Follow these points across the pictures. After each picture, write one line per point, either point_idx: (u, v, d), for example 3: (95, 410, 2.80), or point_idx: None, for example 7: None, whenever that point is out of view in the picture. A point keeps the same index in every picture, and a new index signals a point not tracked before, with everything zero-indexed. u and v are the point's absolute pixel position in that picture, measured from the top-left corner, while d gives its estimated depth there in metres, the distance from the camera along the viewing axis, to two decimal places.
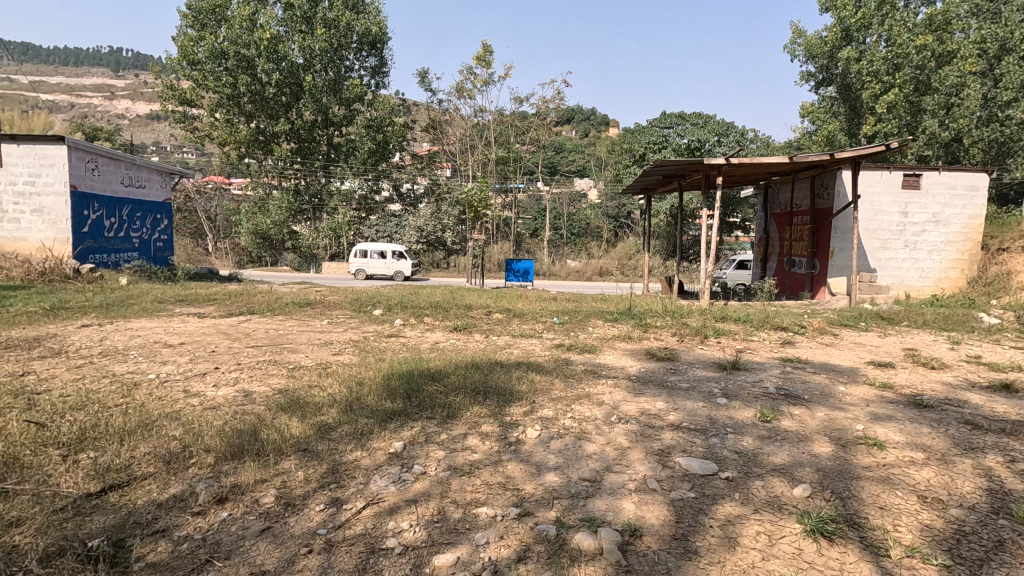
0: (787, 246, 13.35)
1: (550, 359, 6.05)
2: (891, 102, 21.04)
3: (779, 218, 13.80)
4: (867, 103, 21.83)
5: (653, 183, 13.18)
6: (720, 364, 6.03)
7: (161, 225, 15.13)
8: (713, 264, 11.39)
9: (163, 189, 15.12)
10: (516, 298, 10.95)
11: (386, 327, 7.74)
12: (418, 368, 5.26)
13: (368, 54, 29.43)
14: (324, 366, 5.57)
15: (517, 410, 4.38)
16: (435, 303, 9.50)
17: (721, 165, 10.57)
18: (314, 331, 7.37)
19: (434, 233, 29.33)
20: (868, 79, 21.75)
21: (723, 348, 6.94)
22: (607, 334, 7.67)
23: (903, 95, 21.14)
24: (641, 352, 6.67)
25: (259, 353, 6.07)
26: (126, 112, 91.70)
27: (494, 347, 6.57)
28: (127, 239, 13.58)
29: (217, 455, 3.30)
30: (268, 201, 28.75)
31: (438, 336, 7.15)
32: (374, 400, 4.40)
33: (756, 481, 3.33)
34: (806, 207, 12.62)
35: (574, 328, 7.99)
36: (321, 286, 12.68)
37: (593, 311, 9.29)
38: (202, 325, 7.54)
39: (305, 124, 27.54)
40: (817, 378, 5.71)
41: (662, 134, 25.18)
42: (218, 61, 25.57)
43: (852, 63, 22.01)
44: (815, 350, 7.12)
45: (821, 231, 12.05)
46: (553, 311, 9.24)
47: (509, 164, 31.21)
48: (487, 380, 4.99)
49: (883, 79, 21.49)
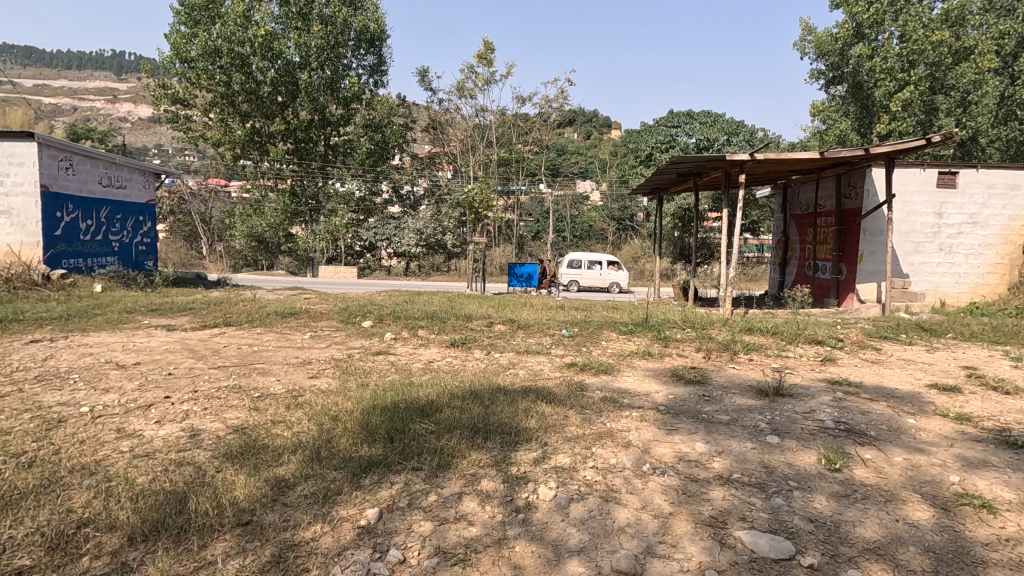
0: (810, 250, 12.48)
1: (561, 384, 5.19)
2: (906, 100, 20.17)
3: (800, 220, 12.93)
4: (881, 102, 20.94)
5: (666, 181, 12.27)
6: (760, 389, 5.16)
7: (144, 228, 14.28)
8: (737, 267, 10.50)
9: (146, 190, 14.29)
10: (521, 306, 10.10)
11: (375, 341, 6.88)
12: (406, 399, 4.38)
13: (366, 52, 28.69)
14: (296, 394, 4.70)
15: (526, 456, 3.53)
16: (431, 312, 8.64)
17: (745, 161, 9.60)
18: (292, 347, 6.50)
19: (434, 236, 28.32)
20: (880, 76, 20.89)
21: (758, 367, 6.10)
22: (623, 349, 6.83)
23: (918, 92, 20.27)
24: (665, 372, 5.82)
25: (222, 376, 5.20)
26: (127, 116, 91.30)
27: (497, 367, 5.73)
28: (106, 242, 12.74)
29: (124, 537, 2.45)
30: (264, 203, 27.90)
31: (433, 353, 6.31)
32: (349, 444, 3.55)
33: (850, 571, 2.46)
34: (831, 207, 11.73)
35: (585, 343, 7.12)
36: (312, 293, 11.82)
37: (606, 322, 8.45)
38: (168, 341, 6.66)
39: (302, 124, 26.82)
40: (876, 407, 4.83)
41: (669, 133, 24.40)
42: (212, 59, 24.92)
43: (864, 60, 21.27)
44: (862, 369, 6.25)
45: (849, 233, 11.17)
46: (562, 322, 8.40)
47: (512, 165, 30.47)
48: (488, 415, 4.10)
49: (898, 77, 20.69)
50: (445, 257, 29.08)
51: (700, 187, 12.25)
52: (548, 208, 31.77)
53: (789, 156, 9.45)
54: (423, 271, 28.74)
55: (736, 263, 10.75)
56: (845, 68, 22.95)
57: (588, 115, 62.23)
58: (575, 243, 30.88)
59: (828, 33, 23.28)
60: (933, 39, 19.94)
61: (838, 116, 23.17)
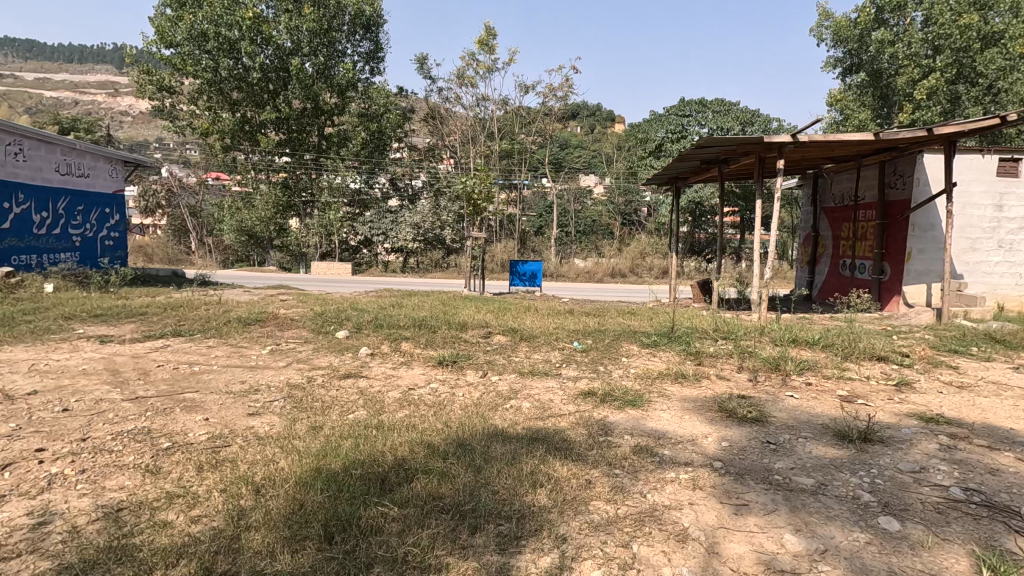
0: (846, 247, 11.20)
1: (579, 426, 3.94)
2: (932, 87, 18.73)
3: (834, 214, 11.70)
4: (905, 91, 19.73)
5: (687, 171, 10.98)
6: (840, 432, 3.91)
7: (112, 221, 12.96)
8: (773, 266, 9.21)
9: (113, 179, 12.95)
10: (524, 310, 8.80)
11: (347, 358, 5.65)
12: (364, 459, 3.14)
13: (362, 38, 27.42)
14: (222, 442, 3.46)
15: (532, 568, 2.30)
16: (419, 320, 7.37)
17: (783, 147, 8.29)
18: (240, 367, 5.27)
19: (432, 230, 26.56)
20: (904, 63, 19.75)
21: (823, 397, 4.85)
22: (650, 369, 5.58)
23: (945, 79, 18.79)
24: (707, 405, 4.56)
25: (133, 413, 3.96)
26: (127, 108, 89.96)
27: (494, 398, 4.49)
28: (65, 236, 11.50)
29: None
30: (254, 196, 26.60)
31: (415, 376, 5.05)
32: (266, 548, 2.32)
33: None
34: (873, 199, 10.42)
35: (602, 360, 5.89)
36: (289, 295, 10.55)
37: (624, 332, 7.18)
38: (91, 358, 5.42)
39: (293, 113, 25.59)
40: (1004, 459, 3.58)
41: (680, 122, 23.04)
42: (198, 44, 23.78)
43: (885, 46, 20.13)
44: (951, 399, 4.96)
45: (894, 228, 9.89)
46: (571, 332, 7.14)
47: (514, 156, 29.14)
48: (479, 488, 2.86)
49: (922, 63, 19.39)
50: (445, 253, 27.43)
51: (725, 177, 10.93)
52: (551, 202, 30.37)
53: (838, 139, 8.08)
54: (422, 268, 27.23)
55: (773, 259, 9.46)
56: (863, 55, 21.89)
57: (591, 109, 60.52)
58: (579, 239, 29.45)
59: (847, 18, 22.09)
60: (960, 22, 18.36)
61: (857, 106, 21.77)
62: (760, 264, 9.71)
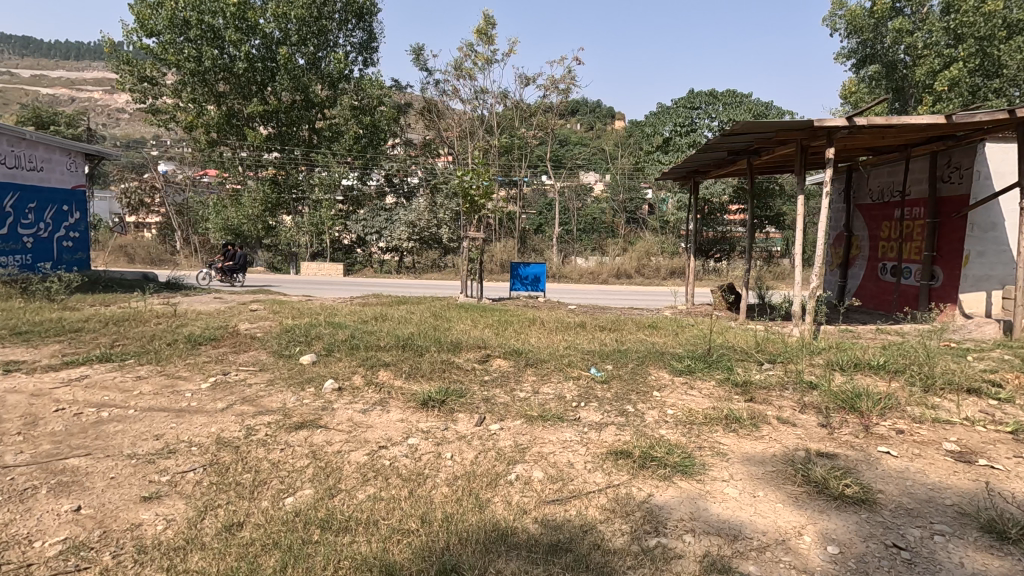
0: (888, 247, 9.98)
1: (612, 521, 2.71)
2: (954, 79, 17.30)
3: (871, 211, 10.54)
4: (923, 82, 18.30)
5: (710, 163, 9.73)
6: (987, 526, 2.72)
7: (71, 219, 11.75)
8: (818, 267, 7.77)
9: (71, 174, 11.74)
10: (528, 323, 7.58)
11: (305, 397, 4.42)
12: None
13: (355, 27, 26.25)
14: (77, 566, 2.25)
15: None
16: (403, 339, 6.16)
17: (831, 133, 7.03)
18: (163, 410, 4.05)
19: (428, 228, 25.28)
20: (923, 53, 18.34)
21: (928, 456, 3.63)
22: (692, 411, 4.36)
23: (967, 69, 17.28)
24: (783, 471, 3.35)
25: None
26: (123, 105, 88.57)
27: (494, 465, 3.27)
28: (13, 236, 10.28)
29: None
30: (242, 193, 25.35)
31: (390, 426, 3.82)
32: None
33: None
34: (923, 194, 9.17)
35: (629, 395, 4.69)
36: (261, 305, 9.31)
37: (650, 353, 5.98)
38: None
39: (283, 105, 24.41)
40: None
41: (689, 115, 21.84)
42: (180, 32, 22.50)
43: (903, 35, 18.82)
44: None
45: (949, 228, 8.65)
46: (587, 354, 5.94)
47: (514, 152, 27.89)
48: None
49: (942, 52, 17.89)
50: (440, 253, 25.84)
51: (755, 170, 9.70)
52: (551, 200, 29.14)
53: (899, 123, 6.83)
54: (417, 268, 25.72)
55: (818, 255, 7.97)
56: (879, 45, 20.56)
57: (593, 107, 59.12)
58: (580, 238, 28.25)
59: (862, 6, 20.78)
60: (985, 8, 16.92)
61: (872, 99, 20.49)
62: (796, 261, 8.27)
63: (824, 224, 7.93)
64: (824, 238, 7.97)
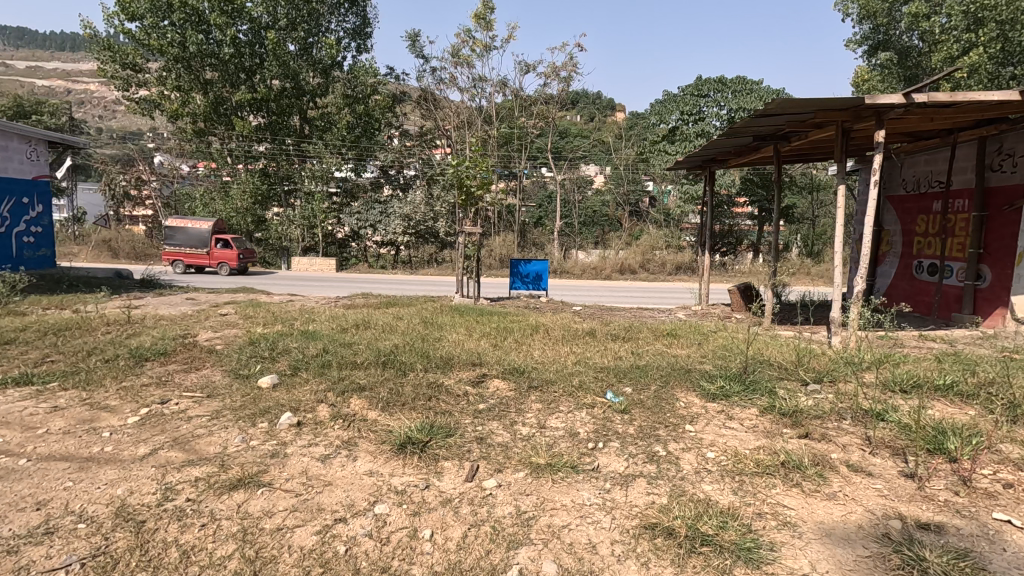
0: (926, 244, 9.10)
1: None
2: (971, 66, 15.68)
3: (905, 203, 9.65)
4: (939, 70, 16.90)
5: (732, 149, 8.79)
6: None
7: (30, 212, 10.82)
8: (861, 267, 6.82)
9: (31, 163, 10.80)
10: (531, 332, 6.67)
11: (254, 437, 3.52)
12: None
13: (348, 12, 25.21)
14: None
15: None
16: (384, 354, 5.24)
17: (881, 112, 6.08)
18: (63, 459, 3.15)
19: (424, 222, 24.26)
20: (941, 38, 17.16)
21: None
22: (740, 454, 3.46)
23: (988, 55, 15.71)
24: (881, 556, 2.46)
25: None
26: (117, 96, 86.90)
27: (489, 556, 2.37)
28: None
29: None
30: (232, 185, 24.38)
31: (353, 485, 2.91)
32: None
33: None
34: (968, 185, 8.25)
35: (658, 432, 3.78)
36: (234, 309, 8.40)
37: (676, 371, 5.08)
38: None
39: (272, 93, 23.41)
40: None
41: (696, 103, 20.82)
42: (164, 15, 21.50)
43: (921, 19, 17.73)
44: None
45: (998, 223, 7.76)
46: (601, 373, 5.04)
47: (513, 143, 26.91)
48: None
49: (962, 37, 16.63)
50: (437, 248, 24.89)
51: (782, 157, 8.76)
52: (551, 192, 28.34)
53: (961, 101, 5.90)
54: (414, 262, 25.01)
55: (861, 252, 7.04)
56: (894, 30, 19.48)
57: (596, 98, 58.17)
58: (582, 232, 27.34)
59: None
60: None
61: (885, 87, 19.47)
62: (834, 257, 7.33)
63: (869, 216, 6.99)
64: (868, 233, 7.03)
